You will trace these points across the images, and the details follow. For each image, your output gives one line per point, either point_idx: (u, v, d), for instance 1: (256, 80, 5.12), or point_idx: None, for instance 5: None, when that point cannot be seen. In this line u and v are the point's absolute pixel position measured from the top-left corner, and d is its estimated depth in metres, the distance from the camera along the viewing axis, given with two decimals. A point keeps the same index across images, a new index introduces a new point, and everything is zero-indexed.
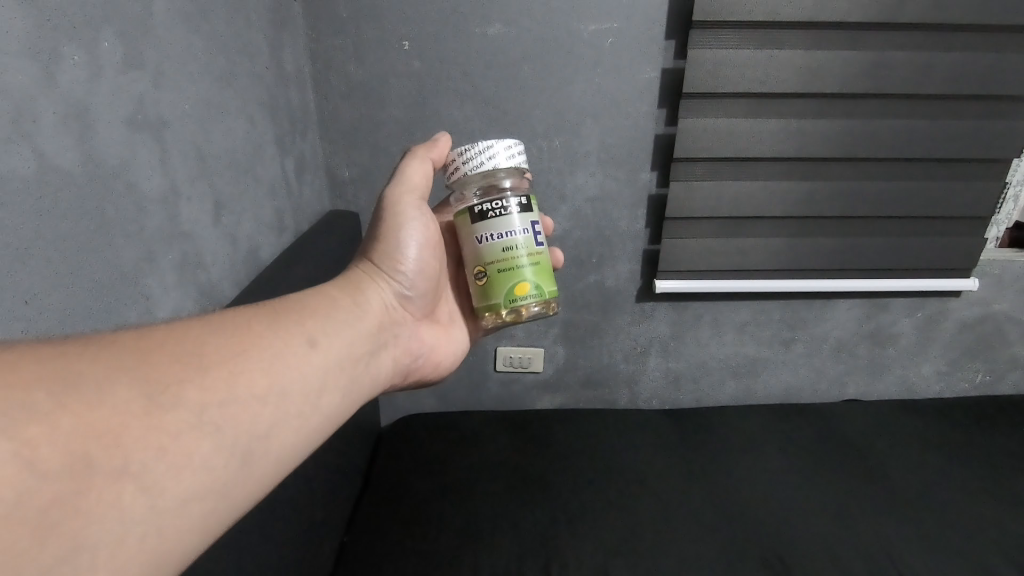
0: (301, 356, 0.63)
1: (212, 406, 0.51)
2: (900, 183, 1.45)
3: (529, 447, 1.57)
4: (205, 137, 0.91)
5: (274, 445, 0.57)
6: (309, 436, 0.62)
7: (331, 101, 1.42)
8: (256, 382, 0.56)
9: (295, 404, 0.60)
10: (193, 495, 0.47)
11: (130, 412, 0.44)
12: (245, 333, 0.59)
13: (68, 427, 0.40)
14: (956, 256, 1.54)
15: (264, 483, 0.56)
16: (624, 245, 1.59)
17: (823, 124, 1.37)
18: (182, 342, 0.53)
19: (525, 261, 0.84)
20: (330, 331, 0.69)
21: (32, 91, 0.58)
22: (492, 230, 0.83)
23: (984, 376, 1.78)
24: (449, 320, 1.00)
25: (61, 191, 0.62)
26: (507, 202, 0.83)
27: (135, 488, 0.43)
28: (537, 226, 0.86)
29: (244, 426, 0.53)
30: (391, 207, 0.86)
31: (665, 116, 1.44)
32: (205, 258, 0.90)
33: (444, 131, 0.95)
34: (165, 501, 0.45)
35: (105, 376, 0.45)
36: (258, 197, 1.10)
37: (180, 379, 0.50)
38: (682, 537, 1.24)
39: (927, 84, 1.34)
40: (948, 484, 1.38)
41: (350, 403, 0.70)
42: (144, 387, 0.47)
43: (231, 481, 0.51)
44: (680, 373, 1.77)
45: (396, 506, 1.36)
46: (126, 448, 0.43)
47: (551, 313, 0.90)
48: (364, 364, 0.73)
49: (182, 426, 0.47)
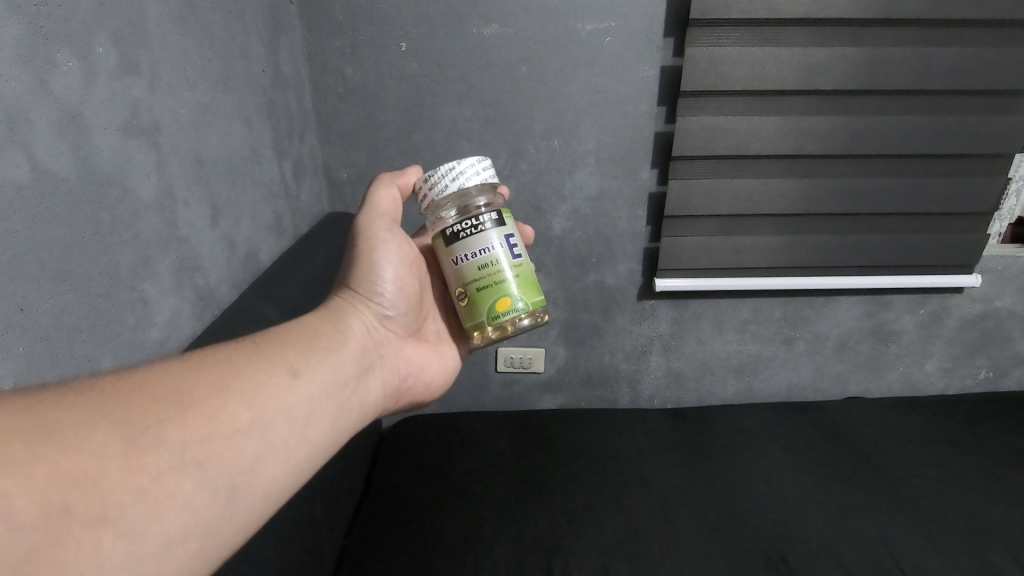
0: (285, 385, 0.63)
1: (193, 444, 0.51)
2: (901, 180, 1.44)
3: (530, 448, 1.56)
4: (202, 141, 0.90)
5: (262, 479, 0.56)
6: (299, 467, 0.62)
7: (329, 103, 1.42)
8: (240, 416, 0.56)
9: (281, 436, 0.59)
10: (175, 538, 0.47)
11: (107, 457, 0.45)
12: (228, 367, 0.59)
13: (43, 476, 0.41)
14: (958, 252, 1.54)
15: (254, 518, 0.56)
16: (624, 244, 1.58)
17: (822, 121, 1.37)
18: (162, 380, 0.53)
19: (503, 276, 0.83)
20: (314, 359, 0.69)
21: (27, 99, 0.58)
22: (466, 250, 0.83)
23: (987, 372, 1.77)
24: (438, 338, 1.00)
25: (56, 198, 0.61)
26: (475, 221, 0.83)
27: (114, 535, 0.43)
28: (514, 239, 0.86)
29: (228, 462, 0.53)
30: (365, 235, 0.88)
31: (664, 115, 1.43)
32: (203, 263, 0.90)
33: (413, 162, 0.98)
34: (146, 545, 0.45)
35: (82, 422, 0.45)
36: (256, 200, 1.09)
37: (160, 419, 0.50)
38: (685, 538, 1.24)
39: (927, 80, 1.34)
40: (953, 482, 1.38)
41: (341, 430, 0.69)
42: (121, 430, 0.47)
43: (216, 519, 0.51)
44: (682, 372, 1.76)
45: (397, 507, 1.36)
46: (103, 494, 0.43)
47: (539, 322, 0.89)
48: (352, 389, 0.73)
49: (163, 467, 0.47)
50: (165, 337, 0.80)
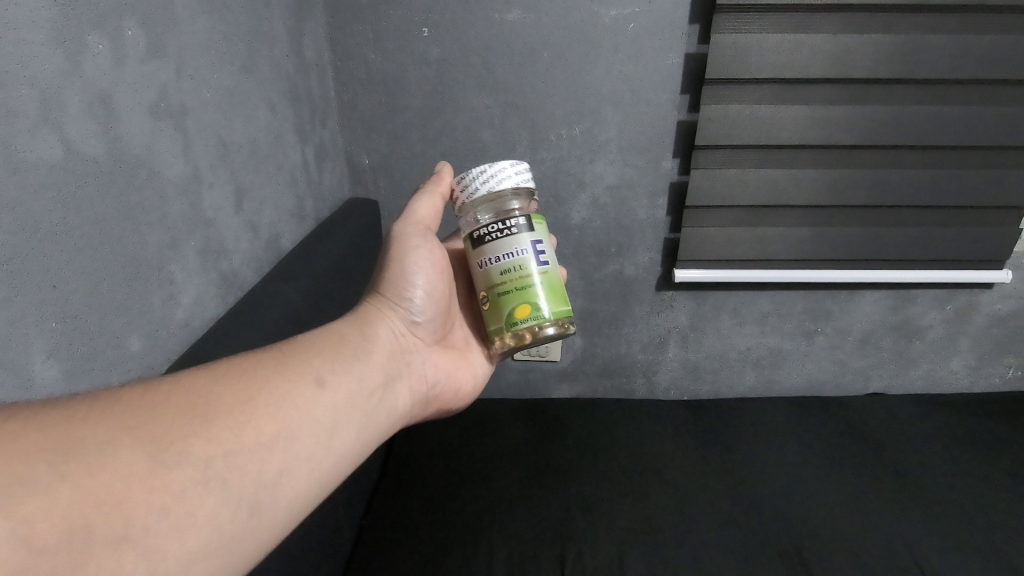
0: (310, 396, 0.64)
1: (215, 460, 0.52)
2: (932, 172, 1.40)
3: (545, 436, 1.57)
4: (227, 125, 0.92)
5: (284, 492, 0.57)
6: (323, 478, 0.62)
7: (351, 90, 1.42)
8: (262, 429, 0.57)
9: (305, 448, 0.60)
10: (197, 555, 0.49)
11: (131, 475, 0.46)
12: (252, 377, 0.60)
13: (67, 498, 0.43)
14: (989, 247, 1.49)
15: (277, 531, 0.57)
16: (644, 234, 1.57)
17: (852, 111, 1.34)
18: (187, 392, 0.55)
19: (526, 283, 0.83)
20: (339, 368, 0.70)
21: (60, 80, 0.60)
22: (492, 253, 0.83)
23: (1016, 371, 1.72)
24: (465, 344, 1.00)
25: (86, 176, 0.63)
26: (504, 225, 0.83)
27: (136, 555, 0.45)
28: (541, 245, 0.85)
29: (251, 478, 0.54)
30: (399, 239, 0.88)
31: (688, 102, 1.41)
32: (227, 245, 0.91)
33: (446, 162, 0.97)
34: (168, 564, 0.46)
35: (107, 439, 0.47)
36: (280, 184, 1.11)
37: (183, 434, 0.51)
38: (699, 530, 1.24)
39: (963, 69, 1.30)
40: (976, 481, 1.35)
41: (366, 440, 0.70)
42: (146, 447, 0.49)
43: (238, 535, 0.52)
44: (699, 364, 1.75)
45: (415, 492, 1.38)
46: (127, 514, 0.45)
47: (564, 332, 0.88)
48: (378, 398, 0.74)
49: (185, 484, 0.49)
50: (190, 318, 0.82)
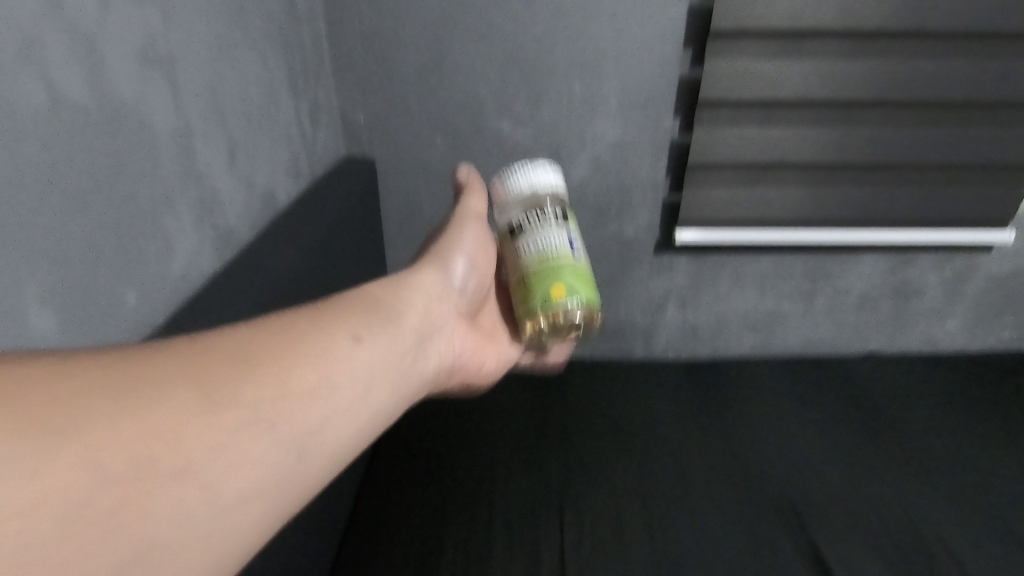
0: (348, 349, 0.64)
1: (264, 402, 0.53)
2: (937, 130, 1.38)
3: (542, 391, 1.58)
4: (217, 77, 0.89)
5: (330, 440, 0.58)
6: (365, 431, 0.63)
7: (345, 45, 1.38)
8: (308, 377, 0.58)
9: (347, 398, 0.61)
10: (251, 492, 0.50)
11: (186, 411, 0.48)
12: (293, 328, 0.61)
13: (134, 432, 0.44)
14: (991, 208, 1.49)
15: (324, 477, 0.58)
16: (645, 194, 1.55)
17: (858, 66, 1.30)
18: (230, 340, 0.55)
19: (562, 264, 0.89)
20: (374, 327, 0.69)
21: (41, 22, 0.57)
22: (529, 240, 0.92)
23: (1012, 331, 1.73)
24: (491, 327, 1.02)
25: (73, 124, 0.61)
26: (541, 213, 0.94)
27: (196, 486, 0.46)
28: (574, 236, 0.94)
29: (300, 422, 0.55)
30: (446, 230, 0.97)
31: (691, 57, 1.37)
32: (222, 202, 0.90)
33: (467, 166, 1.12)
34: (224, 498, 0.48)
35: (161, 380, 0.48)
36: (274, 139, 1.08)
37: (232, 377, 0.52)
38: (695, 493, 1.27)
39: (975, 20, 1.26)
40: (967, 440, 1.38)
41: (401, 398, 0.70)
42: (198, 388, 0.49)
43: (290, 475, 0.54)
44: (698, 326, 1.75)
45: (412, 452, 1.40)
46: (184, 448, 0.46)
47: (592, 319, 0.93)
48: (414, 358, 0.74)
49: (237, 423, 0.50)
50: (186, 275, 0.81)
